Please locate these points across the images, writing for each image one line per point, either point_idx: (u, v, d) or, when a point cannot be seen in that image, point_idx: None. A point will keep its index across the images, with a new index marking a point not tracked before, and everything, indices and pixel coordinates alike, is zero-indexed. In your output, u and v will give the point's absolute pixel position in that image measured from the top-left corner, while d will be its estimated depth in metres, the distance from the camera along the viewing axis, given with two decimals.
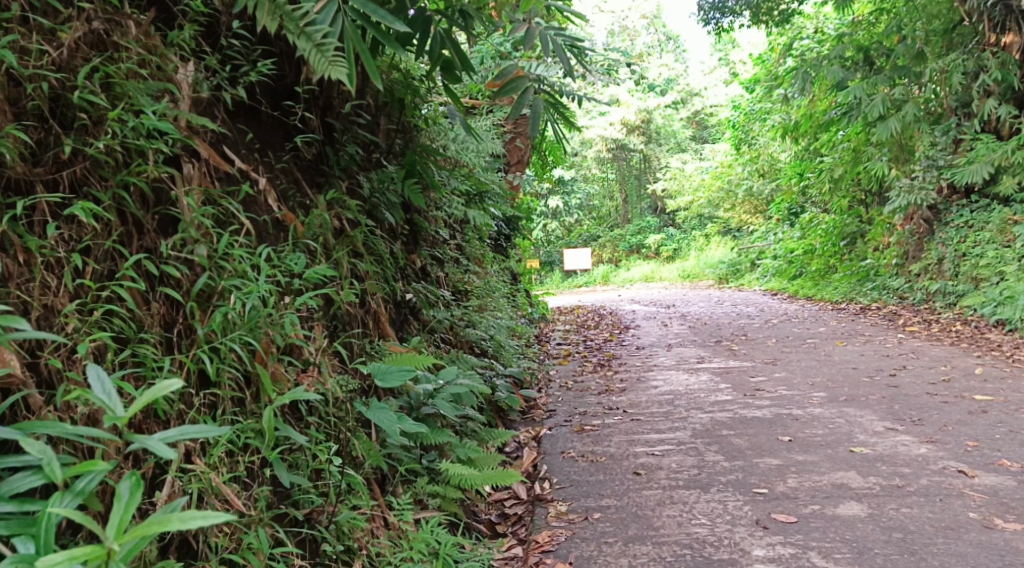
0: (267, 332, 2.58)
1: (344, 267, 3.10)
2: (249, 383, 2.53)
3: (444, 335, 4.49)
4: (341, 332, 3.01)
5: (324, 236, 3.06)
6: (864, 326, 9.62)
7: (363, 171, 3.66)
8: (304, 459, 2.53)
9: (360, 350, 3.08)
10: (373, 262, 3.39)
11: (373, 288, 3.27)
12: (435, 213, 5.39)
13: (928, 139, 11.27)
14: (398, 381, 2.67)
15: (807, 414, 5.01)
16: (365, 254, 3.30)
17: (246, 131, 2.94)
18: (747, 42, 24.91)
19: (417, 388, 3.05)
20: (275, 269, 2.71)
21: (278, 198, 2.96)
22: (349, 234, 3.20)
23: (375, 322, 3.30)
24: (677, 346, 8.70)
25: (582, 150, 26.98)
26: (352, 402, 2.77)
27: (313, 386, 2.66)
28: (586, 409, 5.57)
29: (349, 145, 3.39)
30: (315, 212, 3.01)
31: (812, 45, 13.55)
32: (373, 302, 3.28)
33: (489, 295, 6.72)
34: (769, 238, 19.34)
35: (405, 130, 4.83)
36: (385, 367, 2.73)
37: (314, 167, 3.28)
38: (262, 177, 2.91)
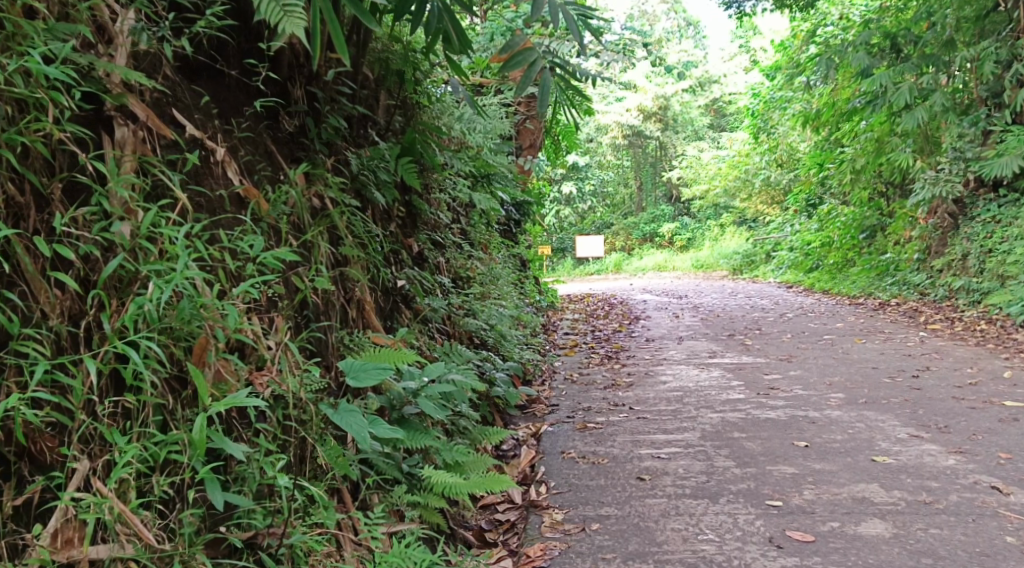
0: (207, 326, 2.31)
1: (319, 251, 2.85)
2: (182, 387, 2.28)
3: (440, 325, 4.23)
4: (313, 323, 2.74)
5: (295, 216, 2.82)
6: (883, 323, 9.31)
7: (349, 146, 3.40)
8: (251, 473, 2.27)
9: (338, 344, 2.84)
10: (357, 246, 3.13)
11: (355, 275, 3.02)
12: (436, 195, 5.12)
13: (955, 130, 10.90)
14: (372, 381, 2.43)
15: (825, 418, 4.72)
16: (347, 238, 3.05)
17: (202, 94, 2.68)
18: (769, 29, 24.42)
19: (400, 386, 2.78)
20: (216, 252, 2.43)
21: (240, 171, 2.70)
22: (325, 214, 2.95)
23: (357, 313, 3.05)
24: (688, 340, 8.41)
25: (597, 137, 26.62)
26: (317, 404, 2.51)
27: (267, 387, 2.39)
28: (591, 405, 5.29)
29: (332, 117, 3.12)
30: (282, 187, 2.76)
31: (836, 32, 13.17)
32: (355, 291, 3.03)
33: (493, 282, 6.44)
34: (786, 230, 18.96)
35: (405, 106, 4.64)
36: (358, 364, 2.50)
37: (289, 139, 3.01)
38: (220, 146, 2.64)
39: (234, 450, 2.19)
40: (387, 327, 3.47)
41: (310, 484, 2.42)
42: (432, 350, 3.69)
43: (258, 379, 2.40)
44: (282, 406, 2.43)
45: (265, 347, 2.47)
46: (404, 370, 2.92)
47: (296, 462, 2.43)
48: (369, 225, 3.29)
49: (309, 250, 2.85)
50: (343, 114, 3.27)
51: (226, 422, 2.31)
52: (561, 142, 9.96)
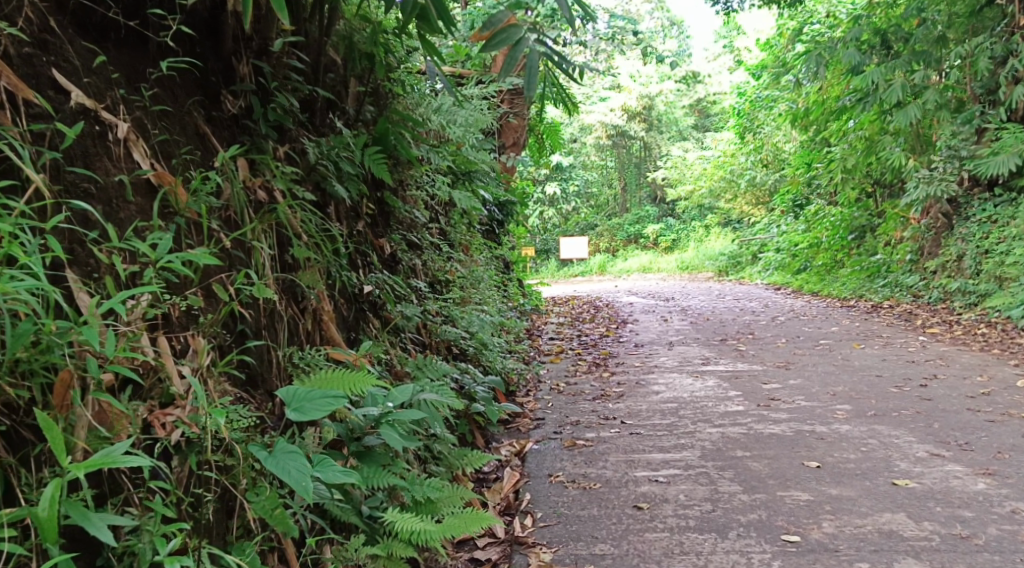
0: (73, 356, 1.91)
1: (259, 256, 2.47)
2: (34, 442, 1.85)
3: (414, 335, 3.83)
4: (250, 339, 2.36)
5: (224, 212, 2.43)
6: (879, 327, 8.97)
7: (305, 134, 3.02)
8: (141, 549, 1.87)
9: (286, 362, 2.48)
10: (313, 247, 2.76)
11: (310, 281, 2.64)
12: (410, 192, 4.72)
13: (948, 128, 10.59)
14: (318, 415, 2.10)
15: (834, 433, 4.34)
16: (303, 235, 2.69)
17: (97, 53, 2.26)
18: (754, 28, 24.14)
19: (359, 413, 2.38)
20: (101, 257, 2.05)
21: (152, 154, 2.30)
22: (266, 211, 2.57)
23: (311, 327, 2.68)
24: (679, 345, 8.02)
25: (581, 137, 26.30)
26: (245, 445, 2.14)
27: (173, 431, 2.03)
28: (579, 419, 4.89)
29: (282, 96, 2.77)
30: (205, 174, 2.34)
31: (824, 29, 12.85)
32: (312, 300, 2.67)
33: (473, 286, 6.02)
34: (772, 231, 18.65)
35: (376, 95, 4.29)
36: (303, 393, 2.17)
37: (229, 120, 2.63)
38: (122, 120, 2.23)
39: (99, 530, 1.76)
40: (351, 340, 3.07)
41: (230, 551, 2.04)
42: (403, 362, 3.30)
43: (160, 420, 2.02)
44: (198, 449, 2.05)
45: (173, 378, 2.08)
46: (367, 394, 2.51)
47: (217, 519, 2.07)
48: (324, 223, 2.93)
49: (249, 255, 2.48)
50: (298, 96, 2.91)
51: (109, 481, 1.91)
52: (545, 140, 9.55)
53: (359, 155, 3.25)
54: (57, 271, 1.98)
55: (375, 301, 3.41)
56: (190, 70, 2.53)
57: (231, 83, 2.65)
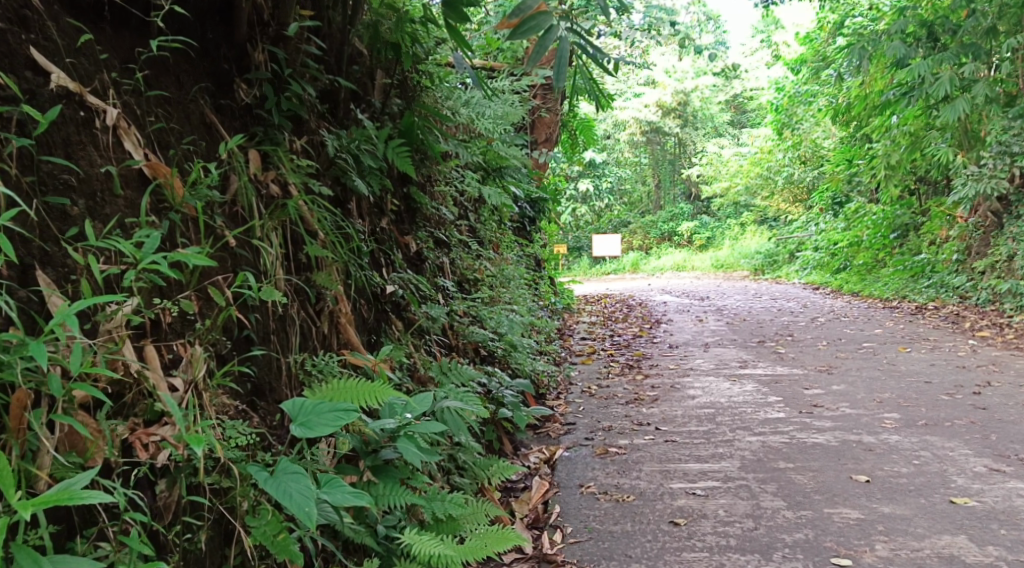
0: (38, 373, 1.80)
1: (266, 257, 2.39)
2: None
3: (440, 337, 3.67)
4: (255, 346, 2.30)
5: (225, 208, 2.35)
6: (924, 329, 8.66)
7: (325, 126, 2.90)
8: None
9: (297, 369, 2.42)
10: (329, 245, 2.65)
11: (325, 282, 2.53)
12: (437, 188, 4.56)
13: (1000, 124, 10.27)
14: (320, 432, 2.01)
15: (883, 444, 4.12)
16: (321, 231, 2.62)
17: (83, 31, 2.12)
18: (793, 23, 23.73)
19: (374, 425, 2.26)
20: (74, 262, 1.93)
21: (147, 145, 2.20)
22: (272, 212, 2.46)
23: (324, 334, 2.59)
24: (715, 347, 7.79)
25: (615, 133, 26.03)
26: (242, 463, 2.08)
27: (159, 453, 1.94)
28: (611, 424, 4.70)
29: (297, 84, 2.65)
30: (202, 167, 2.24)
31: (866, 23, 12.52)
32: (329, 301, 2.60)
33: (503, 285, 5.84)
34: (810, 229, 18.27)
35: (403, 86, 4.14)
36: (308, 406, 2.06)
37: (241, 111, 2.55)
38: (112, 106, 2.12)
39: None
40: (371, 344, 2.92)
41: None
42: (427, 366, 3.14)
43: (143, 440, 1.93)
44: (190, 471, 1.98)
45: (160, 393, 1.98)
46: (385, 404, 2.38)
47: (210, 547, 2.00)
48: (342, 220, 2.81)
49: (257, 255, 2.40)
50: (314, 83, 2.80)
51: (66, 518, 1.79)
52: (577, 136, 9.35)
53: (382, 148, 3.11)
54: (27, 278, 1.86)
55: (398, 302, 3.26)
56: (193, 51, 2.42)
57: (245, 71, 2.56)
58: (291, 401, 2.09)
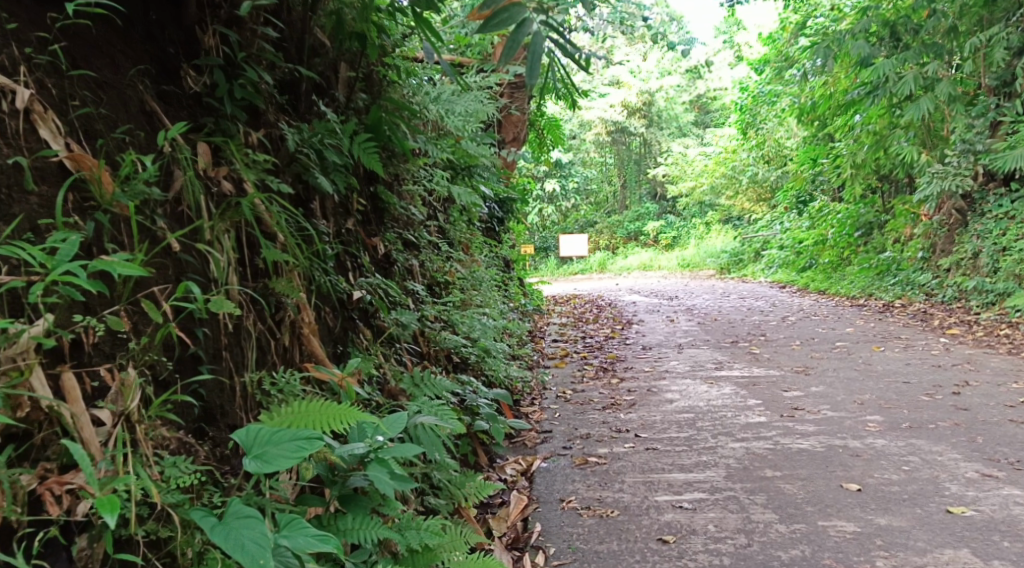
0: None
1: (212, 263, 2.21)
2: None
3: (412, 345, 3.48)
4: (203, 366, 2.15)
5: (165, 208, 2.17)
6: (895, 327, 8.59)
7: (285, 120, 2.69)
8: None
9: (252, 389, 2.25)
10: (292, 251, 2.45)
11: (285, 290, 2.35)
12: (405, 187, 4.35)
13: (963, 122, 10.31)
14: (281, 467, 1.83)
15: (870, 449, 3.98)
16: (280, 235, 2.42)
17: None
18: (754, 23, 23.81)
19: (341, 452, 2.06)
20: None
21: (69, 132, 2.02)
22: (219, 214, 2.27)
23: (284, 346, 2.42)
24: (689, 348, 7.64)
25: (580, 133, 25.94)
26: (186, 506, 1.93)
27: (75, 508, 1.81)
28: (589, 432, 4.52)
29: (252, 70, 2.45)
30: (131, 159, 2.04)
31: (828, 23, 12.51)
32: (288, 312, 2.42)
33: (474, 288, 5.63)
34: (775, 228, 18.28)
35: (368, 80, 3.94)
36: (266, 436, 1.90)
37: (190, 99, 2.36)
38: (25, 86, 1.95)
39: None
40: (337, 356, 2.71)
41: None
42: (398, 379, 2.94)
43: (54, 491, 1.79)
44: (118, 522, 1.84)
45: (81, 432, 1.85)
46: (353, 427, 2.19)
47: None
48: (303, 222, 2.61)
49: (205, 263, 2.23)
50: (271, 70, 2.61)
51: None
52: (545, 135, 9.18)
53: (348, 143, 2.90)
54: None
55: (366, 309, 3.06)
56: (126, 27, 2.22)
57: (194, 58, 2.38)
58: (243, 431, 1.93)
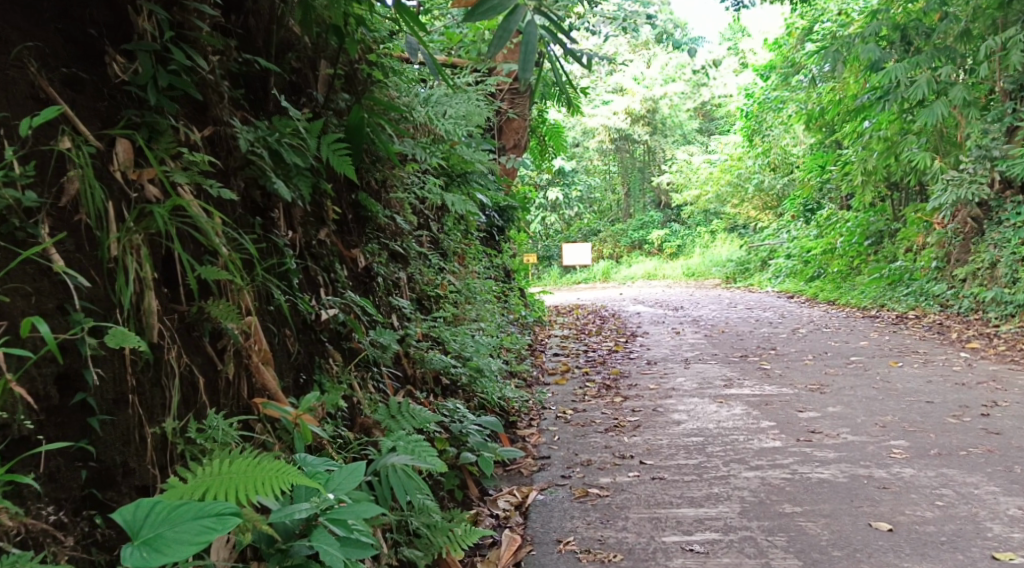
0: None
1: (120, 280, 1.94)
2: None
3: (392, 370, 3.18)
4: (94, 419, 1.85)
5: (50, 217, 1.87)
6: (911, 341, 8.25)
7: (240, 116, 2.44)
8: None
9: (162, 442, 1.96)
10: (229, 267, 2.18)
11: (221, 311, 2.10)
12: (393, 195, 4.05)
13: (978, 127, 9.96)
14: (186, 550, 1.63)
15: (898, 479, 3.66)
16: (222, 249, 2.16)
17: None
18: (759, 31, 23.52)
19: (276, 517, 1.85)
20: None
21: None
22: (130, 225, 1.99)
23: (223, 382, 2.15)
24: (696, 363, 7.29)
25: (584, 140, 25.64)
26: None
27: None
28: (591, 458, 4.19)
29: (182, 55, 2.18)
30: None
31: (836, 28, 12.20)
32: (229, 338, 2.17)
33: (469, 302, 5.30)
34: (781, 236, 17.94)
35: (350, 77, 3.64)
36: (164, 517, 1.68)
37: (111, 87, 2.09)
38: None
39: None
40: (300, 386, 2.43)
41: None
42: (372, 409, 2.65)
43: None
44: None
45: None
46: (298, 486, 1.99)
47: None
48: (249, 235, 2.34)
49: (113, 280, 1.95)
50: (221, 61, 2.38)
51: None
52: (547, 142, 8.87)
53: (314, 144, 2.61)
54: None
55: (337, 332, 2.75)
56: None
57: (123, 41, 2.12)
58: (130, 509, 1.69)
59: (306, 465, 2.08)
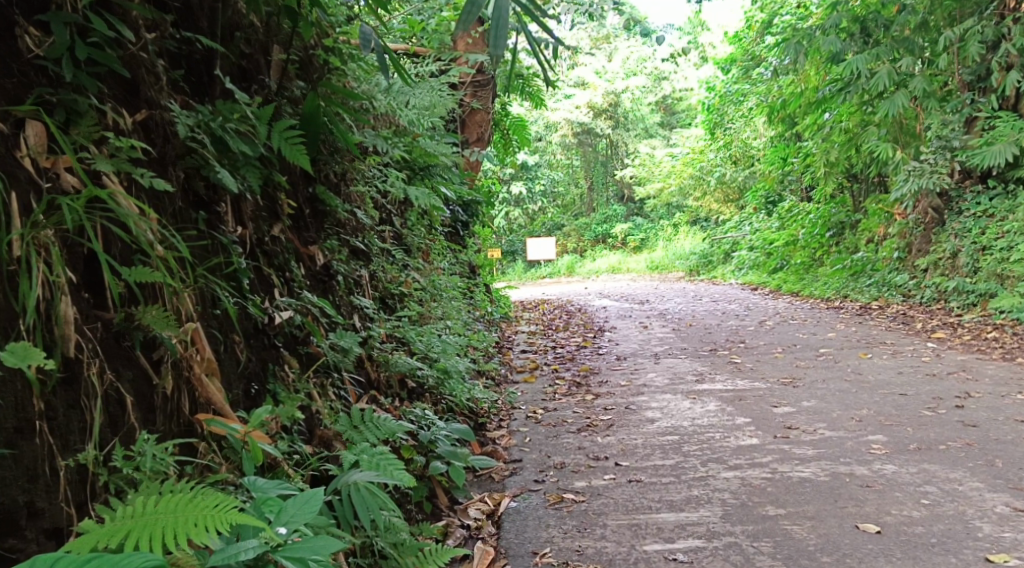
0: None
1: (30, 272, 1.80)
2: None
3: (354, 375, 2.99)
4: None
5: None
6: (878, 331, 8.20)
7: (179, 101, 2.31)
8: None
9: (78, 473, 1.83)
10: (161, 268, 2.05)
11: (150, 318, 1.98)
12: (353, 189, 3.85)
13: (939, 117, 9.97)
14: None
15: (881, 476, 3.54)
16: (149, 247, 2.03)
17: None
18: (718, 24, 23.55)
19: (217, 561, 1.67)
20: None
21: None
22: (39, 218, 1.84)
23: (161, 398, 2.02)
24: (665, 358, 7.16)
25: (546, 135, 25.49)
26: None
27: None
28: (564, 460, 4.03)
29: (103, 30, 2.03)
30: None
31: (795, 20, 12.16)
32: (166, 353, 2.04)
33: (434, 300, 5.10)
34: (744, 229, 17.95)
35: (307, 61, 3.45)
36: None
37: (22, 61, 1.92)
38: None
39: None
40: (252, 398, 2.30)
41: None
42: (334, 420, 2.49)
43: None
44: None
45: None
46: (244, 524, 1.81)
47: None
48: (182, 233, 2.19)
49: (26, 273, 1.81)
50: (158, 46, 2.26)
51: None
52: (510, 135, 8.69)
53: (264, 131, 2.43)
54: None
55: (294, 336, 2.58)
56: None
57: (38, 11, 1.96)
58: None
59: (255, 491, 1.96)
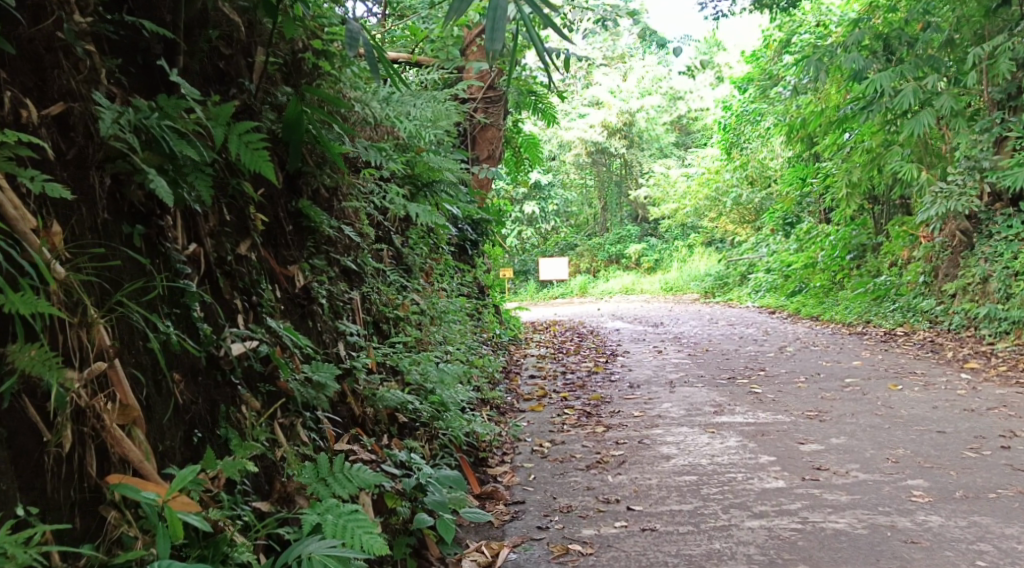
0: None
1: None
2: None
3: (329, 417, 2.69)
4: None
5: None
6: (907, 360, 7.77)
7: (101, 90, 2.05)
8: None
9: None
10: (51, 292, 1.81)
11: (32, 356, 1.72)
12: (346, 204, 3.51)
13: (967, 138, 9.55)
14: None
15: (925, 529, 3.17)
16: (36, 265, 1.79)
17: None
18: (734, 45, 23.24)
19: None
20: None
21: None
22: None
23: (51, 460, 1.76)
24: (681, 385, 6.78)
25: (560, 153, 25.14)
26: None
27: None
28: (571, 503, 3.66)
29: None
30: None
31: (815, 37, 11.78)
32: (58, 396, 1.79)
33: (434, 323, 4.74)
34: (761, 250, 17.56)
35: (292, 63, 3.15)
36: None
37: None
38: None
39: None
40: (191, 447, 2.10)
41: None
42: (299, 469, 2.30)
43: None
44: None
45: None
46: None
47: None
48: (96, 256, 1.96)
49: None
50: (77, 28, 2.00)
51: None
52: (522, 153, 8.37)
53: (220, 134, 2.26)
54: None
55: (253, 370, 2.36)
56: None
57: None
58: None
59: None
